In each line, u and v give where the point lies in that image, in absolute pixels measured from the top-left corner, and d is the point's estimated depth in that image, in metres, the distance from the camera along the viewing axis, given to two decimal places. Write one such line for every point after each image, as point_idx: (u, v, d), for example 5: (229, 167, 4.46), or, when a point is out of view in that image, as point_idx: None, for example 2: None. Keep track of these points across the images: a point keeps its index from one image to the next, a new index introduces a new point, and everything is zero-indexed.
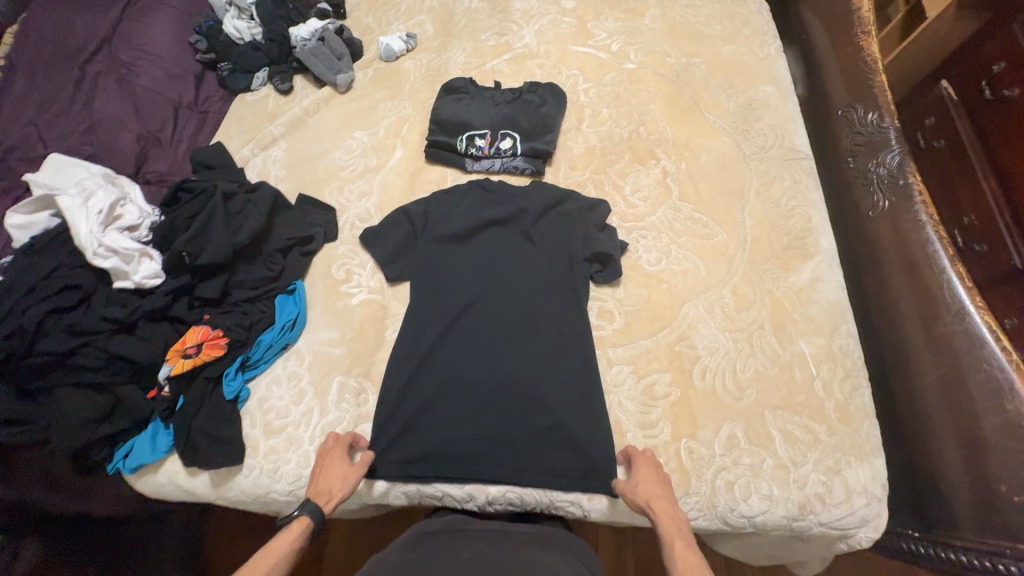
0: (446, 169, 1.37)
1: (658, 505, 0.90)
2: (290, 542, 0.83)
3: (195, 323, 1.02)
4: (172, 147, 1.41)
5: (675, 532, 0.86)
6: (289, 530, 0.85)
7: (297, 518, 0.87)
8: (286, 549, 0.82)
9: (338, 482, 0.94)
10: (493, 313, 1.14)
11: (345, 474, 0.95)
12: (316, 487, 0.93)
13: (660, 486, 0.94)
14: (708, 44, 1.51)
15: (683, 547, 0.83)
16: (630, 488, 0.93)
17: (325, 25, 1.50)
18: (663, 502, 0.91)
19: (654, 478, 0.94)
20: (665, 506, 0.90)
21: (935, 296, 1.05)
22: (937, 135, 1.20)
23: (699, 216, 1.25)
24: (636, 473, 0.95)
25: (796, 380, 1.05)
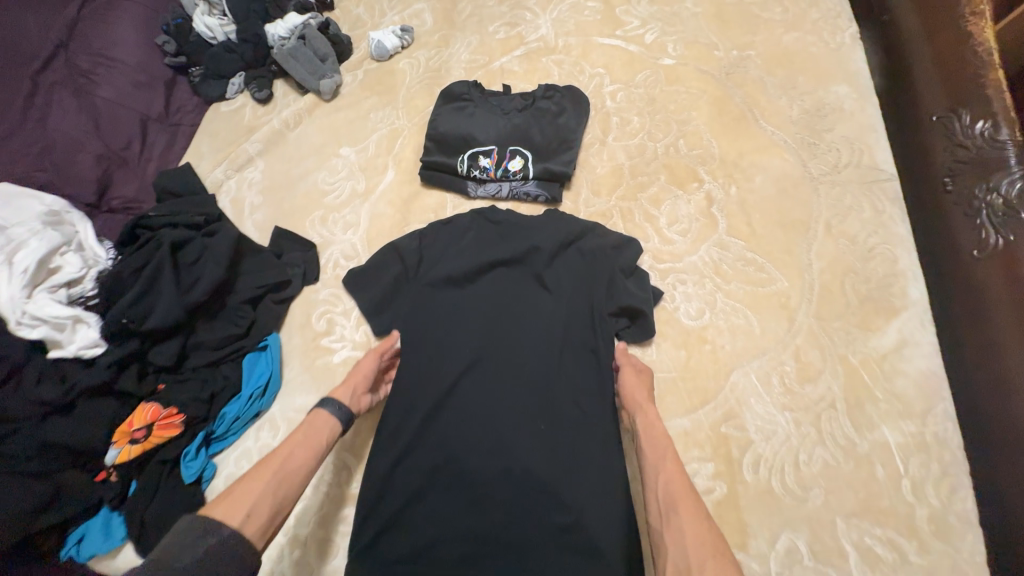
0: (446, 194, 1.16)
1: (643, 414, 0.85)
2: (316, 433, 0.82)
3: (146, 398, 0.88)
4: (140, 167, 1.23)
5: (653, 430, 0.83)
6: (309, 422, 0.83)
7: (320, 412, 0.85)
8: (303, 437, 0.81)
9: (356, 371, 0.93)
10: (501, 381, 0.95)
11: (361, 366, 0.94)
12: (342, 382, 0.91)
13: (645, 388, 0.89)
14: (766, 31, 1.24)
15: (665, 449, 0.80)
16: (627, 387, 0.89)
17: (306, 19, 1.28)
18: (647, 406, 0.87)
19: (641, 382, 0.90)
20: (645, 409, 0.86)
21: None
22: None
23: (752, 256, 1.02)
24: (630, 373, 0.91)
25: (876, 479, 0.83)
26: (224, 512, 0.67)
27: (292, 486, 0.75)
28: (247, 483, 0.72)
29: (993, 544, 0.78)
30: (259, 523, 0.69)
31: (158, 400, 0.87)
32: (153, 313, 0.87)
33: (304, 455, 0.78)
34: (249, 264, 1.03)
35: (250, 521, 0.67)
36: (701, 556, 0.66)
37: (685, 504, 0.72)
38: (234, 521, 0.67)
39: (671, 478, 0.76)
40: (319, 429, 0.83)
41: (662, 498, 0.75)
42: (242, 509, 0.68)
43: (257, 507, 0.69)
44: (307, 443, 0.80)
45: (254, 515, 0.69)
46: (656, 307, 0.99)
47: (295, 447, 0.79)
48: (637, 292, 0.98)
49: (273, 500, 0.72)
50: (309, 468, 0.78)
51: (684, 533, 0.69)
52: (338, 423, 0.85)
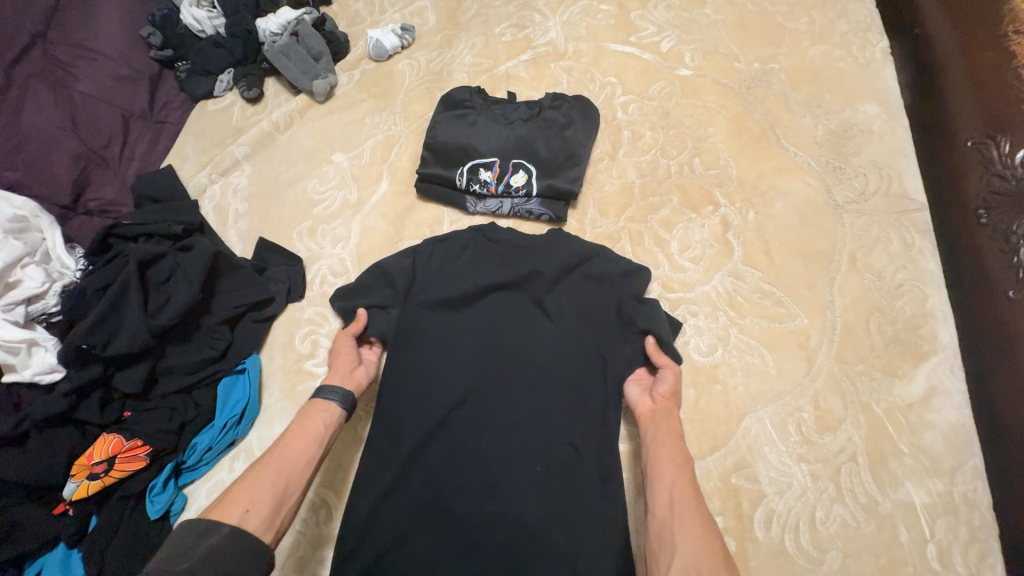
0: (443, 208, 1.09)
1: (668, 415, 0.81)
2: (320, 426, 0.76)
3: (109, 428, 0.82)
4: (121, 168, 1.14)
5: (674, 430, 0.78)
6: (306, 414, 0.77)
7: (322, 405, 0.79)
8: (301, 426, 0.75)
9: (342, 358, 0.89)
10: (496, 418, 0.88)
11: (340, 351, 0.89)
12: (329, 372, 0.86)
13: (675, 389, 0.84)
14: (790, 43, 1.15)
15: (679, 452, 0.75)
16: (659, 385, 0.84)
17: (300, 15, 1.21)
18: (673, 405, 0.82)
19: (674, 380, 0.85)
20: (669, 410, 0.82)
21: None
22: None
23: (770, 288, 0.95)
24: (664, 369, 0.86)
25: (898, 542, 0.78)
26: (221, 510, 0.63)
27: (296, 475, 0.70)
28: (249, 478, 0.68)
29: None
30: (262, 516, 0.64)
31: (122, 430, 0.82)
32: (117, 338, 0.82)
33: (308, 445, 0.73)
34: (228, 281, 0.95)
35: (250, 516, 0.63)
36: (712, 564, 0.61)
37: (699, 513, 0.67)
38: (233, 518, 0.62)
39: (687, 480, 0.71)
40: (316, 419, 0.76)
41: (670, 503, 0.69)
42: (239, 505, 0.64)
43: (256, 500, 0.65)
44: (308, 433, 0.74)
45: (252, 510, 0.64)
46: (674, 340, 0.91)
47: (292, 438, 0.73)
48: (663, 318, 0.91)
49: (272, 491, 0.67)
50: (313, 457, 0.73)
51: (694, 540, 0.64)
52: (339, 409, 0.79)
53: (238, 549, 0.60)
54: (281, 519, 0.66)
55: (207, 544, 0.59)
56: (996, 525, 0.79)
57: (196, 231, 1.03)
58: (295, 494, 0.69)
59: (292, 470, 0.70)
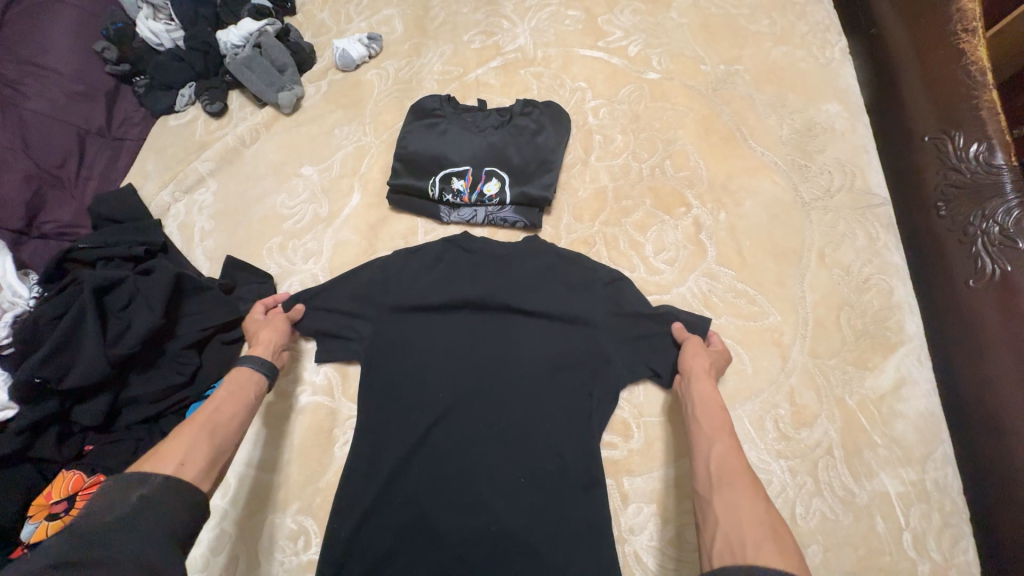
0: (417, 219, 1.07)
1: (703, 387, 0.80)
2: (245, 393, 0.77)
3: (69, 465, 0.79)
4: (78, 187, 1.09)
5: (712, 402, 0.77)
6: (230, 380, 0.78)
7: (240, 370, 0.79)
8: (230, 390, 0.76)
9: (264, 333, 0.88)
10: (478, 432, 0.87)
11: (271, 326, 0.89)
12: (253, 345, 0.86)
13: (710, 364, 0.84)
14: (753, 45, 1.18)
15: (717, 424, 0.74)
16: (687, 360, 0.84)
17: (262, 26, 1.17)
18: (708, 378, 0.82)
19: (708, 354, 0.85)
20: (707, 381, 0.81)
21: None
22: None
23: (743, 287, 0.96)
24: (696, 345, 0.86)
25: (875, 533, 0.80)
26: (155, 463, 0.63)
27: (228, 435, 0.71)
28: (179, 436, 0.68)
29: None
30: (200, 467, 0.65)
31: (82, 465, 0.79)
32: (74, 370, 0.78)
33: (239, 408, 0.74)
34: (193, 303, 0.92)
35: (187, 468, 0.64)
36: (754, 534, 0.58)
37: (741, 480, 0.65)
38: (169, 469, 0.62)
39: (724, 450, 0.70)
40: (243, 385, 0.78)
41: (709, 475, 0.68)
42: (175, 457, 0.64)
43: (192, 454, 0.65)
44: (236, 398, 0.76)
45: (186, 464, 0.64)
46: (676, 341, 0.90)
47: (221, 402, 0.74)
48: (686, 312, 0.92)
49: (207, 448, 0.67)
50: (245, 419, 0.75)
51: (740, 505, 0.62)
52: (264, 378, 0.81)
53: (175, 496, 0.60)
54: (215, 476, 0.67)
55: (139, 494, 0.58)
56: (967, 510, 0.81)
57: (159, 252, 0.98)
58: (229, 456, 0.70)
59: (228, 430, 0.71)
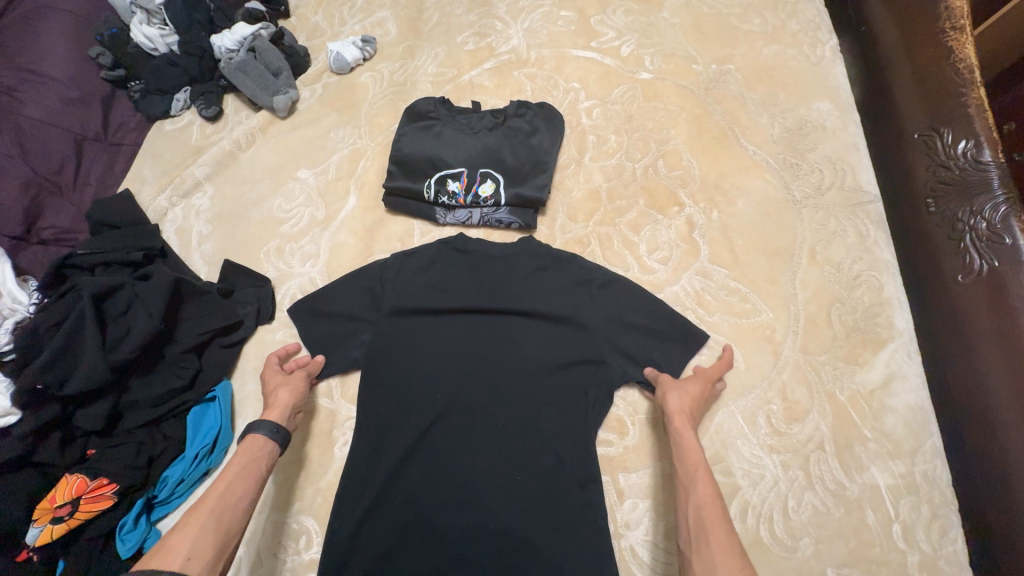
0: (413, 221, 1.08)
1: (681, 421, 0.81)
2: (257, 457, 0.75)
3: (74, 468, 0.80)
4: (76, 194, 1.09)
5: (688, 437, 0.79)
6: (245, 450, 0.76)
7: (255, 439, 0.77)
8: (240, 470, 0.73)
9: (283, 393, 0.87)
10: (476, 432, 0.88)
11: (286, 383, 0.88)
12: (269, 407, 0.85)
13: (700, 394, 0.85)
14: (745, 43, 1.19)
15: (695, 467, 0.76)
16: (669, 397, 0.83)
17: (256, 30, 1.18)
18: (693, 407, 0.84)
19: (692, 384, 0.86)
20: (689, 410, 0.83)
21: None
22: None
23: (736, 285, 0.98)
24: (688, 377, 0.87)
25: (866, 525, 0.82)
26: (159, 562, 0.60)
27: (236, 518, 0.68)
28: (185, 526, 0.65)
29: None
30: (204, 563, 0.62)
31: (83, 470, 0.80)
32: (75, 376, 0.79)
33: (250, 484, 0.72)
34: (191, 307, 0.93)
35: (193, 563, 0.61)
36: None
37: (715, 534, 0.67)
38: (173, 566, 0.60)
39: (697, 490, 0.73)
40: (257, 456, 0.75)
41: (691, 528, 0.70)
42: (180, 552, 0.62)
43: (199, 547, 0.63)
44: (243, 474, 0.72)
45: (193, 558, 0.62)
46: (669, 340, 0.91)
47: (230, 480, 0.71)
48: (679, 313, 0.94)
49: (215, 538, 0.65)
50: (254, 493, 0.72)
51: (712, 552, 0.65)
52: (277, 446, 0.78)
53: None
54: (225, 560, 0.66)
55: None
56: (956, 501, 0.82)
57: (158, 257, 1.00)
58: (241, 506, 0.70)
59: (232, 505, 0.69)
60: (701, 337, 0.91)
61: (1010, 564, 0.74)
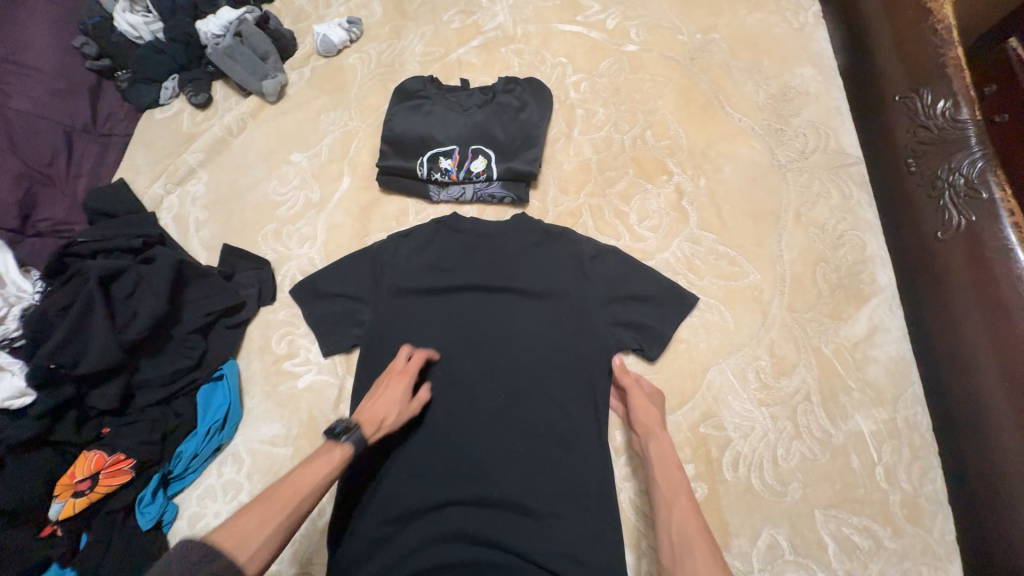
0: (407, 199, 1.10)
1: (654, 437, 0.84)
2: (322, 476, 0.73)
3: (90, 446, 0.82)
4: (69, 185, 1.09)
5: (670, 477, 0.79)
6: (318, 467, 0.73)
7: (339, 448, 0.76)
8: (324, 477, 0.73)
9: (384, 406, 0.84)
10: (477, 404, 0.91)
11: (403, 409, 0.85)
12: (374, 412, 0.83)
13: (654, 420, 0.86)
14: (729, 12, 1.20)
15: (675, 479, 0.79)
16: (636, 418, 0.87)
17: (241, 14, 1.18)
18: (661, 429, 0.86)
19: (651, 403, 0.88)
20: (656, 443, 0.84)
21: None
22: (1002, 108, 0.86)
23: (724, 249, 1.01)
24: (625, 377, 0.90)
25: (851, 469, 0.86)
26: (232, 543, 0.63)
27: (293, 518, 0.69)
28: (246, 515, 0.66)
29: (962, 519, 0.82)
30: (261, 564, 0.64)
31: (102, 447, 0.83)
32: (86, 357, 0.81)
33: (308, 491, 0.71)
34: (195, 289, 0.94)
35: (259, 552, 0.64)
36: None
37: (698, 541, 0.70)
38: (241, 559, 0.62)
39: (685, 516, 0.74)
40: (327, 470, 0.73)
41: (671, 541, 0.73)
42: (250, 546, 0.63)
43: (255, 543, 0.63)
44: (324, 483, 0.73)
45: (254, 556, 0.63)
46: (660, 308, 0.94)
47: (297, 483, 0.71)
48: (668, 278, 0.97)
49: (275, 532, 0.66)
50: (314, 490, 0.71)
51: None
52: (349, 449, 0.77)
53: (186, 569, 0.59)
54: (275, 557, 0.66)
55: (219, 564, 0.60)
56: (935, 443, 0.87)
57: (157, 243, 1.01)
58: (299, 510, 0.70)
59: (296, 510, 0.69)
60: (691, 300, 0.94)
61: (985, 495, 0.78)
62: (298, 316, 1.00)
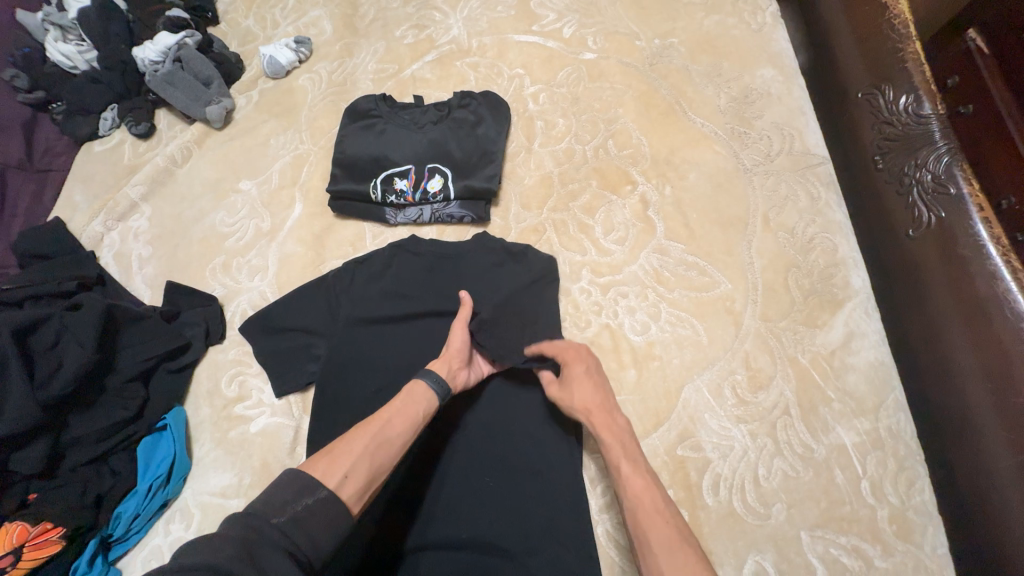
0: (363, 224, 1.05)
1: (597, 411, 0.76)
2: (406, 400, 0.73)
3: (13, 516, 0.75)
4: (3, 227, 1.02)
5: (626, 456, 0.71)
6: (408, 393, 0.74)
7: (415, 380, 0.76)
8: (403, 406, 0.72)
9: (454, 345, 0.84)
10: (442, 438, 0.87)
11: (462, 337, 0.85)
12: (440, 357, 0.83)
13: (602, 390, 0.79)
14: (686, 16, 1.17)
15: (625, 453, 0.71)
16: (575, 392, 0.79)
17: (180, 38, 1.11)
18: (607, 402, 0.78)
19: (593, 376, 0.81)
20: (606, 417, 0.76)
21: (1010, 351, 0.72)
22: (965, 98, 0.84)
23: (693, 259, 0.97)
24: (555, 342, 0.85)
25: (835, 485, 0.82)
26: (329, 465, 0.61)
27: (390, 457, 0.67)
28: (349, 441, 0.65)
29: (954, 531, 0.78)
30: (356, 487, 0.61)
31: (25, 516, 0.75)
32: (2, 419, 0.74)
33: (405, 424, 0.70)
34: (131, 333, 0.89)
35: (348, 484, 0.60)
36: None
37: (655, 522, 0.63)
38: (332, 482, 0.59)
39: (637, 488, 0.67)
40: (417, 401, 0.73)
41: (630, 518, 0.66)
42: (339, 470, 0.61)
43: (354, 467, 0.62)
44: (404, 411, 0.71)
45: (349, 478, 0.61)
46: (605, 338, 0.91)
47: (392, 414, 0.71)
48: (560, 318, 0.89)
49: (370, 464, 0.64)
50: (405, 424, 0.70)
51: None
52: (426, 378, 0.76)
53: (279, 504, 0.55)
54: (367, 497, 0.63)
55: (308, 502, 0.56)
56: (921, 452, 0.83)
57: (95, 284, 0.96)
58: (394, 448, 0.67)
59: (388, 437, 0.68)
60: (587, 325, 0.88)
61: (977, 505, 0.75)
62: (250, 354, 0.94)
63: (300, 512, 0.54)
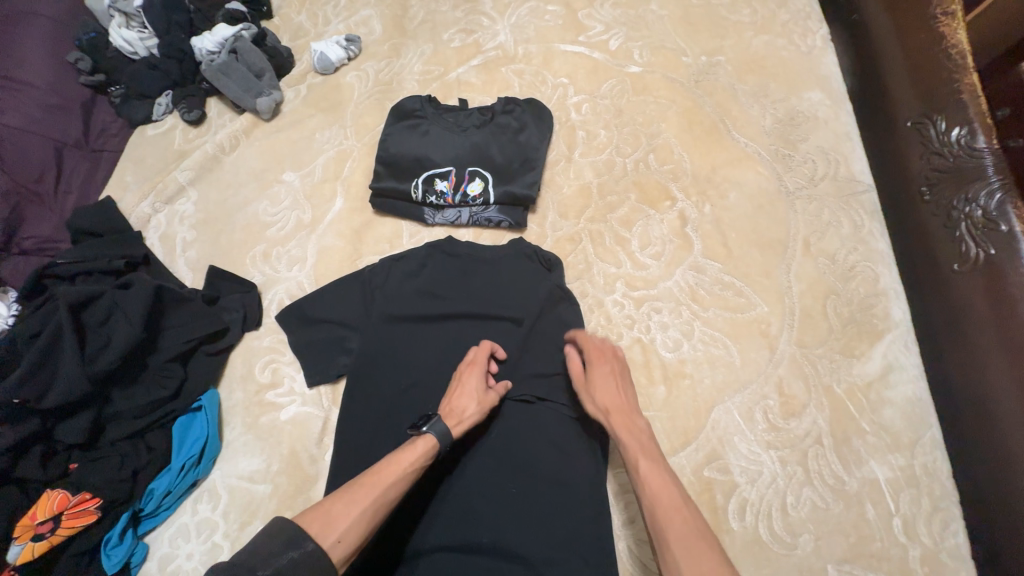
0: (401, 222, 1.07)
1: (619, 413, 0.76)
2: (411, 462, 0.71)
3: (54, 484, 0.78)
4: (58, 203, 1.06)
5: (645, 455, 0.70)
6: (413, 450, 0.72)
7: (424, 438, 0.73)
8: (408, 467, 0.70)
9: (469, 403, 0.80)
10: (467, 441, 0.87)
11: (481, 400, 0.81)
12: (448, 408, 0.79)
13: (624, 392, 0.78)
14: (735, 35, 1.17)
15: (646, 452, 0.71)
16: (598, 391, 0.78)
17: (237, 30, 1.15)
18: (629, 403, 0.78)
19: (617, 377, 0.80)
20: (627, 419, 0.75)
21: None
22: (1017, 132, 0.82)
23: (730, 279, 0.96)
24: (587, 339, 0.84)
25: (866, 520, 0.81)
26: (324, 524, 0.60)
27: (382, 516, 0.66)
28: (347, 495, 0.64)
29: None
30: (347, 551, 0.60)
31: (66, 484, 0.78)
32: (53, 389, 0.78)
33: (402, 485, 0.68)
34: (174, 316, 0.90)
35: (339, 546, 0.60)
36: None
37: (674, 522, 0.62)
38: (326, 541, 0.59)
39: (658, 485, 0.66)
40: (421, 460, 0.71)
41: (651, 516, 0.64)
42: (335, 529, 0.60)
43: (349, 531, 0.61)
44: (407, 474, 0.69)
45: (342, 541, 0.61)
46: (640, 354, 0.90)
47: (393, 472, 0.69)
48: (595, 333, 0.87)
49: (363, 526, 0.63)
50: (402, 485, 0.68)
51: None
52: (435, 446, 0.74)
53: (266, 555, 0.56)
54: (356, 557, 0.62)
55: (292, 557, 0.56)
56: (957, 492, 0.81)
57: (140, 264, 0.99)
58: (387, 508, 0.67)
59: (386, 498, 0.66)
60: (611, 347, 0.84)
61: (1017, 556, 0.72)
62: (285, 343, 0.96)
63: (284, 565, 0.55)
